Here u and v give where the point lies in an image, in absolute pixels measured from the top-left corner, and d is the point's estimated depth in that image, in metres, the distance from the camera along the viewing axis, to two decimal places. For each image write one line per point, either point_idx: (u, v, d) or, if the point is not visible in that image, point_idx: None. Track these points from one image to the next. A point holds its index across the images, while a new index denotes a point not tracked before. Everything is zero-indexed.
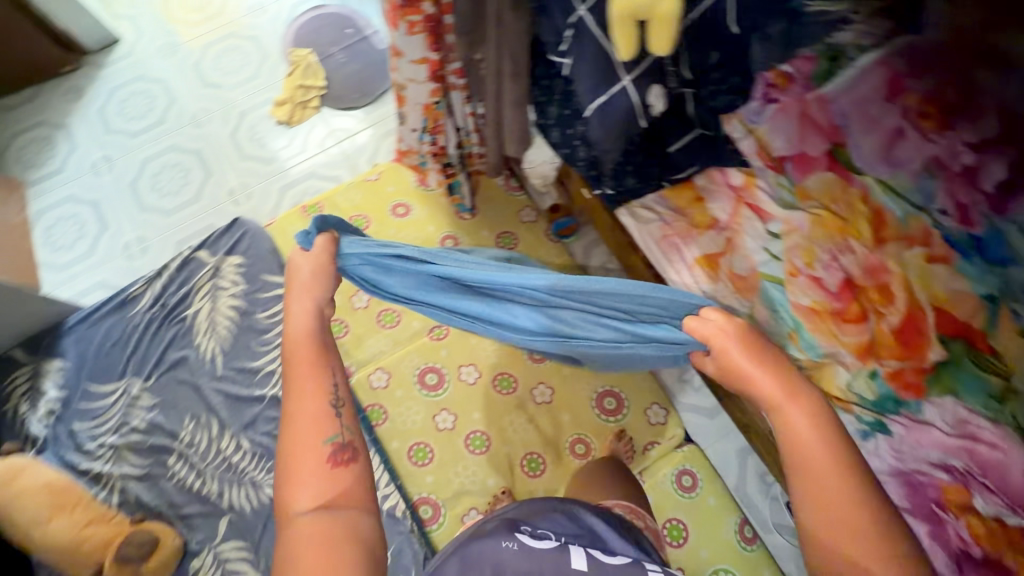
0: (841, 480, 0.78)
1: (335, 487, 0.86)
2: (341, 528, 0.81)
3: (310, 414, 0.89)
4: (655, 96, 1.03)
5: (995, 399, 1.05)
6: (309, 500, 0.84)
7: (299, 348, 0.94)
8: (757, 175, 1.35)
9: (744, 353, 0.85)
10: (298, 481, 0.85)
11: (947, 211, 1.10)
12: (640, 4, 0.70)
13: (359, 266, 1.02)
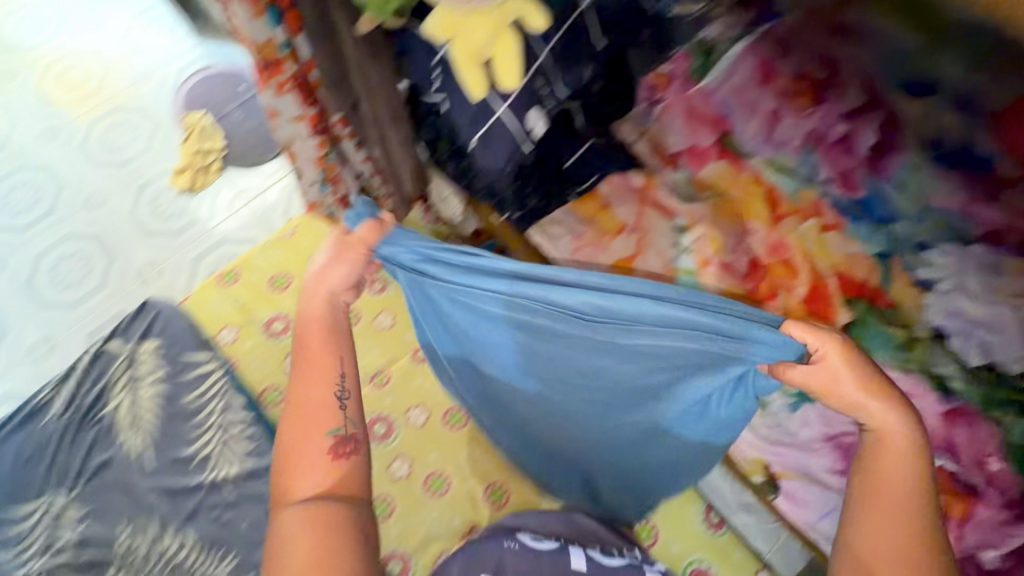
0: (913, 491, 0.85)
1: (332, 477, 0.89)
2: (334, 510, 0.85)
3: (317, 402, 0.93)
4: (535, 120, 1.05)
5: (902, 349, 1.15)
6: (311, 484, 0.87)
7: (309, 333, 0.98)
8: (656, 174, 1.40)
9: (848, 375, 0.89)
10: (299, 466, 0.88)
11: (832, 180, 1.23)
12: (481, 48, 0.93)
13: (409, 252, 1.00)
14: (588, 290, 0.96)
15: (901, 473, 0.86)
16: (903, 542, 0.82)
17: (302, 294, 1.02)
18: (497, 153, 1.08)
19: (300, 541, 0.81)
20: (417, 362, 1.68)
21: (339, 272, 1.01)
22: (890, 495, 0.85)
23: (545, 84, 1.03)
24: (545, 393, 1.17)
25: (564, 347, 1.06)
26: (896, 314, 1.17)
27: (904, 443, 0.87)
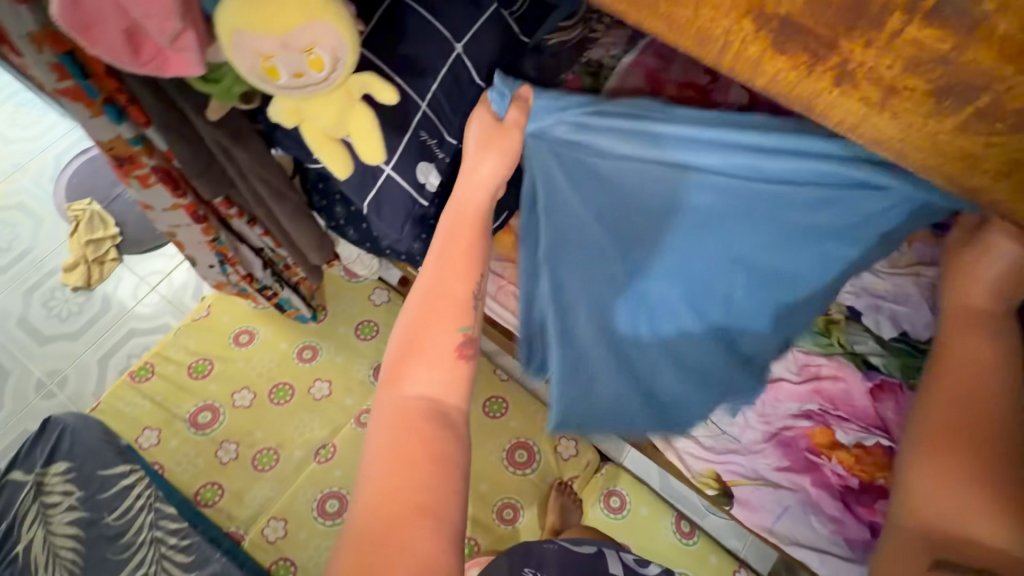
0: (996, 387, 0.63)
1: (444, 385, 0.69)
2: (431, 425, 0.65)
3: (449, 292, 0.74)
4: (423, 173, 1.00)
5: (823, 334, 1.17)
6: (428, 380, 0.69)
7: (470, 216, 0.79)
8: None
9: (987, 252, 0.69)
10: (415, 360, 0.70)
11: None
12: (333, 130, 0.90)
13: (562, 116, 0.79)
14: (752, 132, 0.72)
15: (985, 357, 0.65)
16: (950, 427, 0.62)
17: (467, 158, 0.81)
18: (391, 211, 1.04)
19: (381, 449, 0.64)
20: (361, 427, 1.58)
21: (488, 166, 0.79)
22: (963, 383, 0.64)
23: (431, 138, 0.99)
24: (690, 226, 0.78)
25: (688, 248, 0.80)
26: None
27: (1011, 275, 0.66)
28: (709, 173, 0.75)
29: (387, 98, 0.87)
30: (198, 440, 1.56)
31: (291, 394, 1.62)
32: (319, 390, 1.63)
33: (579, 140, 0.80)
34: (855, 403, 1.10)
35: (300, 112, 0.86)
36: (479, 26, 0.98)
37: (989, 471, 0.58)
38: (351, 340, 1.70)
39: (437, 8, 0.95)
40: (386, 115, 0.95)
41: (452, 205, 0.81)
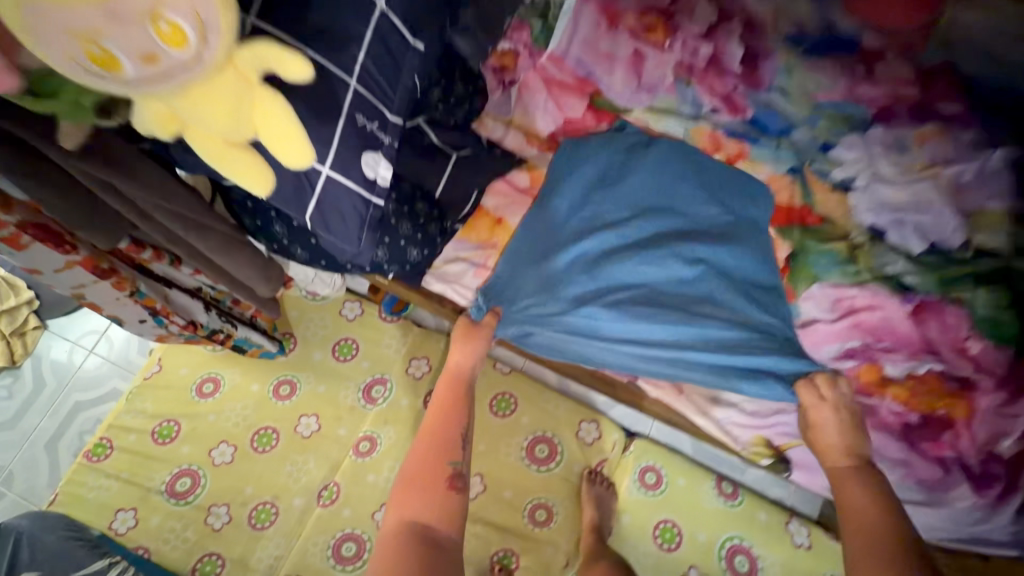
0: (875, 508, 0.86)
1: (437, 513, 0.94)
2: (427, 544, 0.90)
3: (443, 437, 1.01)
4: (371, 165, 0.83)
5: (849, 263, 1.08)
6: (428, 511, 0.94)
7: (457, 381, 1.10)
8: (539, 164, 1.21)
9: (842, 431, 0.96)
10: (414, 495, 0.96)
11: (718, 108, 1.23)
12: (229, 132, 0.69)
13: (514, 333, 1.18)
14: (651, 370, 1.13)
15: (842, 481, 0.92)
16: (864, 536, 0.82)
17: (454, 345, 1.13)
18: (343, 222, 0.84)
19: (381, 559, 0.89)
20: (363, 457, 1.42)
21: (465, 349, 1.13)
22: (870, 509, 0.86)
23: (377, 127, 0.83)
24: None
25: None
26: (828, 230, 1.12)
27: (856, 440, 0.96)
28: None
29: (298, 72, 0.68)
30: (181, 512, 1.37)
31: (276, 438, 1.44)
32: (307, 426, 1.45)
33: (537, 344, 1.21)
34: (897, 330, 1.03)
35: (176, 116, 0.65)
36: None
37: (895, 556, 0.78)
38: (330, 364, 1.52)
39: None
40: (308, 98, 0.72)
41: (447, 374, 1.11)
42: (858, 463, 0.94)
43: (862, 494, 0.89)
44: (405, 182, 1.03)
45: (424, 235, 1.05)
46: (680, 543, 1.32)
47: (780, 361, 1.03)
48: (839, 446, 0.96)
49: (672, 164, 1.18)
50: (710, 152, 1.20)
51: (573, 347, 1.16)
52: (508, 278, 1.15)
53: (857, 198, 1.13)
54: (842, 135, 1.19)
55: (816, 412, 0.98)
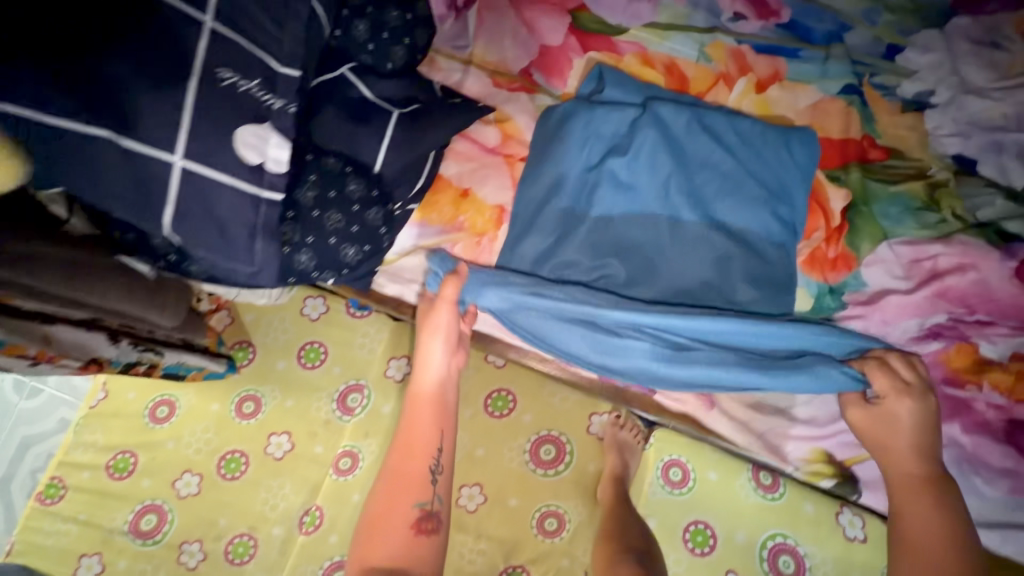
0: (948, 540, 0.65)
1: (408, 555, 0.71)
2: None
3: (413, 471, 0.76)
4: (254, 145, 0.58)
5: (928, 209, 0.82)
6: (385, 559, 0.70)
7: (425, 398, 0.80)
8: (512, 115, 0.92)
9: (911, 431, 0.70)
10: (378, 539, 0.72)
11: (743, 13, 0.92)
12: None
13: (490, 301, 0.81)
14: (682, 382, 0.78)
15: (903, 486, 0.69)
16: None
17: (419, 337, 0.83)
18: (222, 231, 0.57)
19: None
20: (342, 476, 1.25)
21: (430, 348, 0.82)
22: (935, 539, 0.66)
23: (259, 87, 0.59)
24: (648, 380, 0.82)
25: None
26: (899, 167, 0.84)
27: (925, 440, 0.70)
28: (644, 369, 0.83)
29: None
30: (148, 555, 1.21)
31: (246, 463, 1.27)
32: (278, 446, 1.27)
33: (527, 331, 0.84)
34: (996, 296, 0.78)
35: None
36: None
37: None
38: (297, 373, 1.31)
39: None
40: (128, 48, 0.50)
41: (417, 387, 0.81)
42: (930, 471, 0.69)
43: (936, 521, 0.67)
44: (328, 158, 0.77)
45: (359, 228, 0.77)
46: (715, 547, 1.14)
47: (835, 340, 0.73)
48: (907, 451, 0.70)
49: (648, 160, 0.83)
50: (708, 132, 0.83)
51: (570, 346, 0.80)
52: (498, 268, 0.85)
53: (936, 118, 0.85)
54: (912, 31, 0.89)
55: (886, 404, 0.71)
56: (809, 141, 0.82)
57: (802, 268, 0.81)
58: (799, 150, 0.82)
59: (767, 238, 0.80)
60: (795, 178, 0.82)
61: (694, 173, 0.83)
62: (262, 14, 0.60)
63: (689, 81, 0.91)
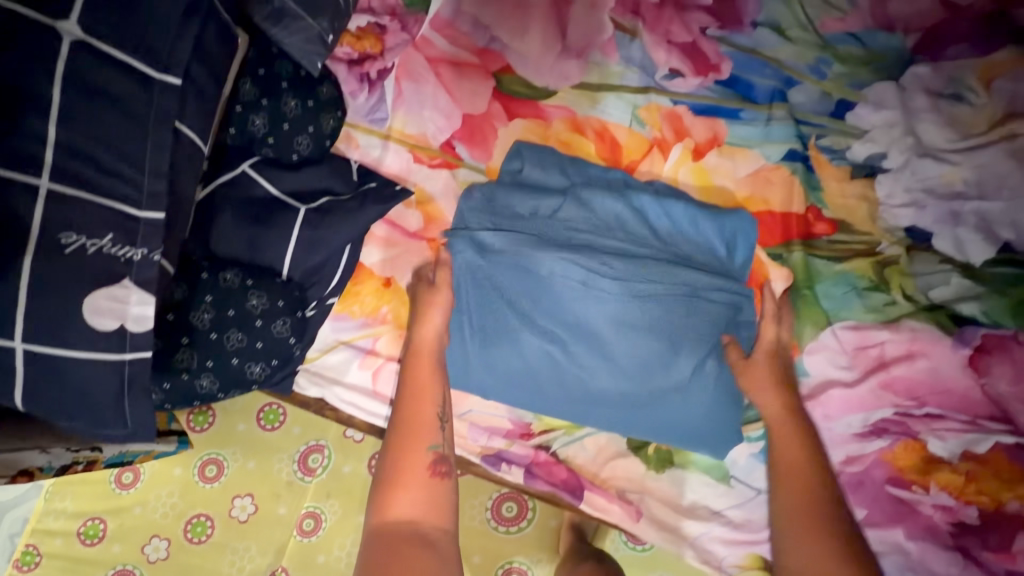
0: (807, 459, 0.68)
1: (424, 508, 0.68)
2: (414, 550, 0.64)
3: (422, 421, 0.72)
4: (110, 310, 0.54)
5: (876, 290, 0.75)
6: (405, 515, 0.67)
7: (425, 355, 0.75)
8: (433, 194, 0.86)
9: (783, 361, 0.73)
10: (403, 491, 0.68)
11: (679, 69, 0.85)
12: None
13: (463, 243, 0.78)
14: (635, 342, 0.72)
15: (770, 409, 0.70)
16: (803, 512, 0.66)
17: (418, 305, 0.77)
18: (84, 400, 0.54)
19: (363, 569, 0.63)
20: (306, 539, 1.15)
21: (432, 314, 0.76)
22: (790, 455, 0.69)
23: (113, 242, 0.55)
24: (607, 357, 0.73)
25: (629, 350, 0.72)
26: (846, 242, 0.77)
27: (773, 368, 0.72)
28: (600, 360, 0.73)
29: None
30: None
31: (211, 525, 1.16)
32: (243, 508, 1.17)
33: (480, 280, 0.77)
34: (948, 386, 0.72)
35: None
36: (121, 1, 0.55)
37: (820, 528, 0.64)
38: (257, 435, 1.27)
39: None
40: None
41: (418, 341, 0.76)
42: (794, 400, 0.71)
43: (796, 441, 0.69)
44: (227, 272, 0.73)
45: (264, 343, 0.73)
46: None
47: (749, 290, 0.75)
48: (767, 380, 0.71)
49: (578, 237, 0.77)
50: (640, 207, 0.77)
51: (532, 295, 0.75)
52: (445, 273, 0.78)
53: (887, 186, 0.77)
54: (866, 84, 0.80)
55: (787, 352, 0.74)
56: (746, 228, 0.76)
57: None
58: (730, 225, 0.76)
59: (698, 303, 0.73)
60: (727, 277, 0.75)
61: (629, 231, 0.77)
62: (113, 157, 0.55)
63: (621, 148, 0.84)
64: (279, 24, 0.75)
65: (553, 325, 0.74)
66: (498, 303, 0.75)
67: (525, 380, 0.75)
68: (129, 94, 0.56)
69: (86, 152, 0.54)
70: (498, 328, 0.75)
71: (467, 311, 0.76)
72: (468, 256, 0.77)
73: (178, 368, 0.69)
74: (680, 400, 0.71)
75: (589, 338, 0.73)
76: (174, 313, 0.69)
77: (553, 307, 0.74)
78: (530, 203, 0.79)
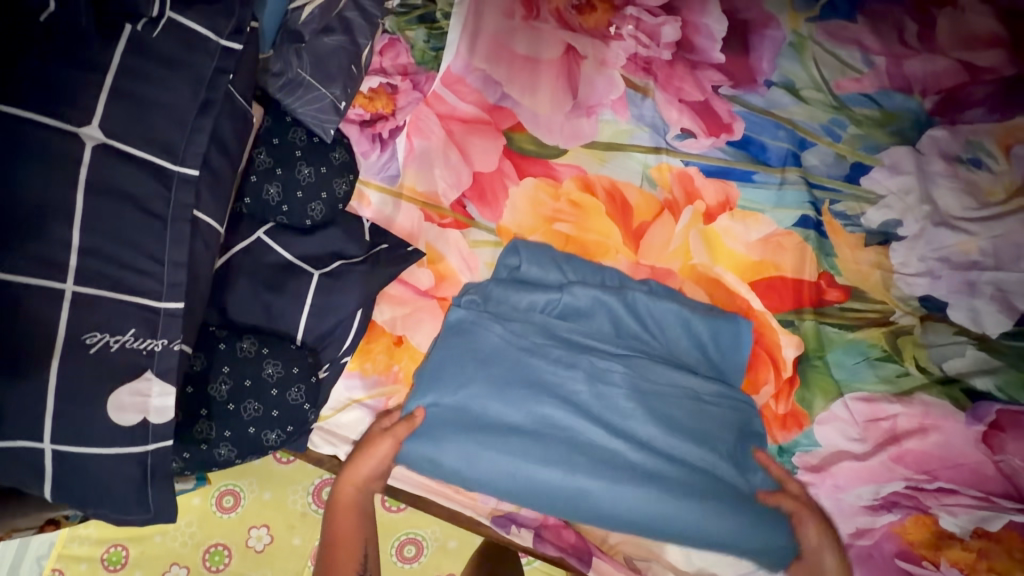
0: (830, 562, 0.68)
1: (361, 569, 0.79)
2: None
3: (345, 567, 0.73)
4: (132, 406, 0.56)
5: (889, 360, 0.74)
6: None
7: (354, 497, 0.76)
8: (442, 253, 0.86)
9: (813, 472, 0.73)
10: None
11: (692, 129, 0.84)
12: None
13: (457, 338, 0.77)
14: (633, 445, 0.71)
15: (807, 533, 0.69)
16: None
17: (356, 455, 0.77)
18: (104, 492, 0.56)
19: None
20: None
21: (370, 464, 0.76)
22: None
23: (135, 337, 0.57)
24: (606, 455, 0.71)
25: (626, 452, 0.71)
26: (859, 310, 0.76)
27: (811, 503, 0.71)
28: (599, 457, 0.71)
29: None
30: None
31: (229, 555, 1.10)
32: (259, 538, 1.11)
33: (471, 371, 0.75)
34: (962, 461, 0.70)
35: None
36: (141, 102, 0.57)
37: None
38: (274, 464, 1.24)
39: (28, 93, 0.52)
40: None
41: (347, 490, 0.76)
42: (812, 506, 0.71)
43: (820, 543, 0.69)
44: (243, 341, 0.74)
45: (280, 412, 0.75)
46: None
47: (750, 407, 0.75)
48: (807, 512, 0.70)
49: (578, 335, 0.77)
50: (640, 310, 0.78)
51: (527, 386, 0.74)
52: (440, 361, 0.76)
53: (902, 253, 0.77)
54: (881, 148, 0.79)
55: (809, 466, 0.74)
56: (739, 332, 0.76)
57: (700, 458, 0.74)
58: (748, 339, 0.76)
59: (700, 414, 0.73)
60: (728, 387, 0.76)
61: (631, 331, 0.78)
62: (134, 253, 0.57)
63: (631, 212, 0.83)
64: (294, 93, 0.79)
65: (565, 415, 0.72)
66: (491, 390, 0.74)
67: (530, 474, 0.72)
68: (149, 191, 0.57)
69: (108, 252, 0.55)
70: (491, 416, 0.73)
71: (464, 396, 0.75)
72: (467, 346, 0.76)
73: (198, 439, 0.71)
74: (683, 504, 0.68)
75: (588, 432, 0.72)
76: (193, 386, 0.71)
77: (549, 399, 0.73)
78: (528, 299, 0.79)
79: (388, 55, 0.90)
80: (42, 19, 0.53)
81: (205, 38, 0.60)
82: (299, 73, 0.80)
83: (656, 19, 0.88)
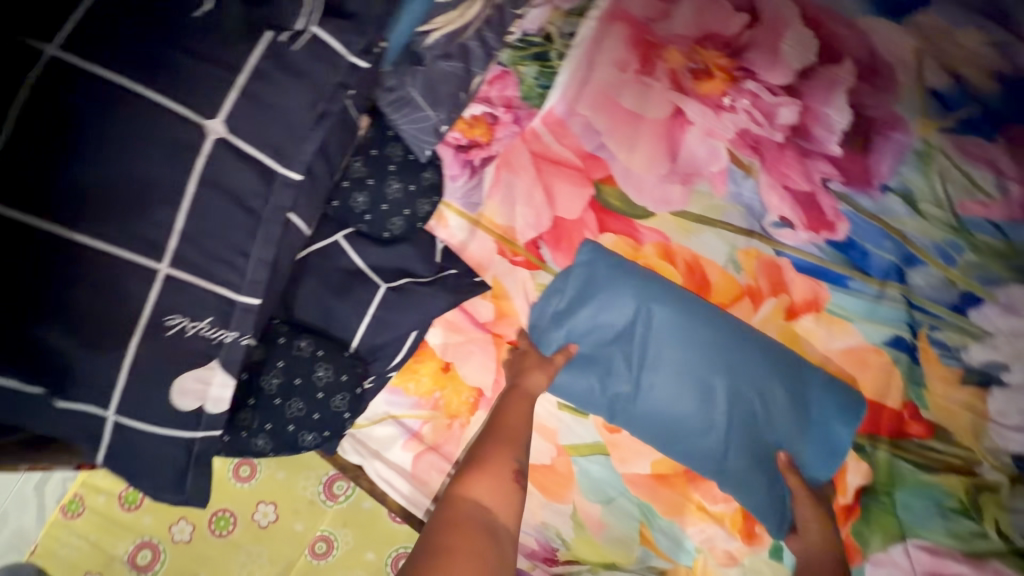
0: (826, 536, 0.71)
1: (499, 501, 0.73)
2: (473, 532, 0.69)
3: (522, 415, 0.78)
4: (193, 391, 0.59)
5: (965, 515, 0.68)
6: (479, 496, 0.72)
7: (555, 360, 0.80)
8: (507, 291, 0.86)
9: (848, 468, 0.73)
10: (462, 534, 0.68)
11: (790, 220, 0.80)
12: None
13: (608, 271, 0.81)
14: (763, 379, 0.74)
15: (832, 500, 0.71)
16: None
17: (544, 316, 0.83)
18: (150, 461, 0.59)
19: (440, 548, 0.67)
20: (315, 561, 1.08)
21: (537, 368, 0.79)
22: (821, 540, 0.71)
23: (210, 325, 0.59)
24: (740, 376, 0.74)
25: (753, 383, 0.74)
26: (939, 451, 0.70)
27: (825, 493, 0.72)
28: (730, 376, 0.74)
29: None
30: None
31: (234, 523, 1.10)
32: (265, 514, 1.10)
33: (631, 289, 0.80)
34: None
35: None
36: (264, 104, 0.59)
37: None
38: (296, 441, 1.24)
39: (166, 81, 0.54)
40: (59, 315, 0.51)
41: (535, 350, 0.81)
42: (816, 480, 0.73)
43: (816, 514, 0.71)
44: (302, 340, 0.75)
45: (321, 415, 0.77)
46: None
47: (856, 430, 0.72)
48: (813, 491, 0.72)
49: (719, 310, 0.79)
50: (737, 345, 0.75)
51: (678, 312, 0.78)
52: (598, 278, 0.81)
53: (1002, 402, 0.70)
54: (999, 282, 0.73)
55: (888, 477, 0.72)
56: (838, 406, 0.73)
57: (745, 545, 0.74)
58: (820, 393, 0.73)
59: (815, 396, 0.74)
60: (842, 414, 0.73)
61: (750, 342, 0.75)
62: (225, 245, 0.59)
63: (715, 290, 0.80)
64: (401, 111, 0.81)
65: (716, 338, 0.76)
66: (649, 301, 0.79)
67: (616, 343, 0.79)
68: (251, 190, 0.59)
69: (203, 240, 0.57)
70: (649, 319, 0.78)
71: (625, 294, 0.80)
72: (615, 281, 0.81)
73: (240, 426, 0.72)
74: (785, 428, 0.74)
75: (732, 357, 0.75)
76: (248, 374, 0.72)
77: (703, 323, 0.77)
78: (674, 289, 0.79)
79: (494, 83, 0.90)
80: (196, 14, 0.55)
81: (335, 52, 0.62)
82: (411, 91, 0.81)
83: (776, 98, 0.83)
